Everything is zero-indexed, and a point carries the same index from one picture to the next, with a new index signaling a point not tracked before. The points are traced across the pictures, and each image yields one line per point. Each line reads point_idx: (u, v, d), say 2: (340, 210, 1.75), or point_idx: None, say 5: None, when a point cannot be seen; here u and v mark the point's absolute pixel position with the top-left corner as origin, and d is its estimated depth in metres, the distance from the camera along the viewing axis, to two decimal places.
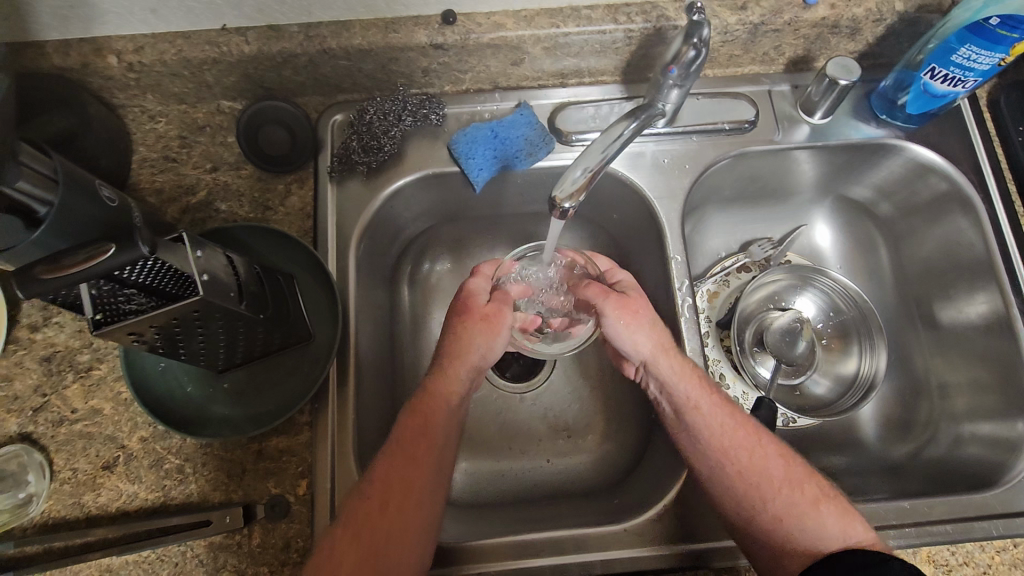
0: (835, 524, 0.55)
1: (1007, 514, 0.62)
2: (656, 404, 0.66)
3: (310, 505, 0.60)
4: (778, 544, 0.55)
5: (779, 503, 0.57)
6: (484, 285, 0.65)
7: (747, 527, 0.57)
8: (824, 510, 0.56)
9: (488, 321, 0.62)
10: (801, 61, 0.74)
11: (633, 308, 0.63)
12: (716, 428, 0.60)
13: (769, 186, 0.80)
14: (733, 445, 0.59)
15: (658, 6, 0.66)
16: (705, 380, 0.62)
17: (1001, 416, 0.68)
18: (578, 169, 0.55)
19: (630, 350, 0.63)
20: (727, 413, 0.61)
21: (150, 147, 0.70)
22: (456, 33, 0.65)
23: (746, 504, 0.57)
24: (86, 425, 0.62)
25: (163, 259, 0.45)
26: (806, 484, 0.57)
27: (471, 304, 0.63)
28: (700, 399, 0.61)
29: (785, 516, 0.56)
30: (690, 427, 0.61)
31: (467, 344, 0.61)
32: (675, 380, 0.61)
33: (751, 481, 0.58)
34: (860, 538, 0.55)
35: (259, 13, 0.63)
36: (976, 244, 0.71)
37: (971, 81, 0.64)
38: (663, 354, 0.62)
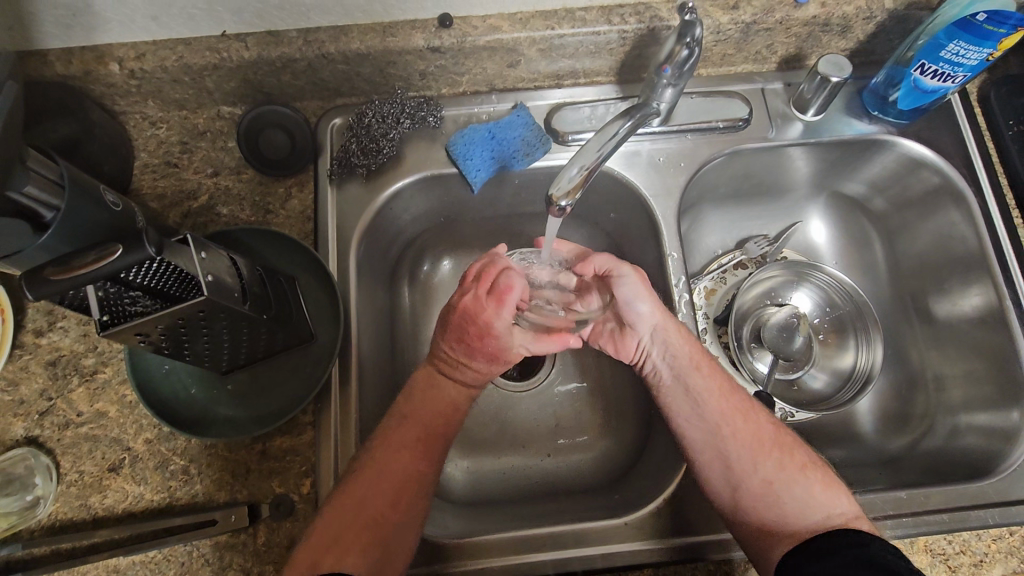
0: (821, 491, 0.57)
1: (1003, 503, 0.62)
2: (650, 374, 0.67)
3: (314, 504, 0.61)
4: (768, 507, 0.58)
5: (769, 466, 0.59)
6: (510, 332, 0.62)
7: (737, 492, 0.59)
8: (812, 475, 0.59)
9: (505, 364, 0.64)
10: (793, 59, 0.75)
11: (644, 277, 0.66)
12: (713, 390, 0.63)
13: (764, 183, 0.81)
14: (729, 408, 0.62)
15: (651, 7, 0.67)
16: (703, 347, 0.66)
17: (995, 406, 0.69)
18: (574, 168, 0.55)
19: (642, 317, 0.65)
20: (723, 379, 0.65)
21: (151, 153, 0.71)
22: (452, 36, 0.66)
23: (738, 467, 0.60)
24: (91, 428, 0.63)
25: (169, 260, 0.46)
26: (795, 451, 0.60)
27: (500, 351, 0.62)
28: (701, 362, 0.64)
29: (774, 480, 0.59)
30: (689, 388, 0.64)
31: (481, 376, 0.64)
32: (680, 342, 0.64)
33: (744, 444, 0.61)
34: (845, 509, 0.57)
35: (258, 19, 0.64)
36: (969, 238, 0.72)
37: (960, 76, 0.65)
38: (670, 320, 0.65)
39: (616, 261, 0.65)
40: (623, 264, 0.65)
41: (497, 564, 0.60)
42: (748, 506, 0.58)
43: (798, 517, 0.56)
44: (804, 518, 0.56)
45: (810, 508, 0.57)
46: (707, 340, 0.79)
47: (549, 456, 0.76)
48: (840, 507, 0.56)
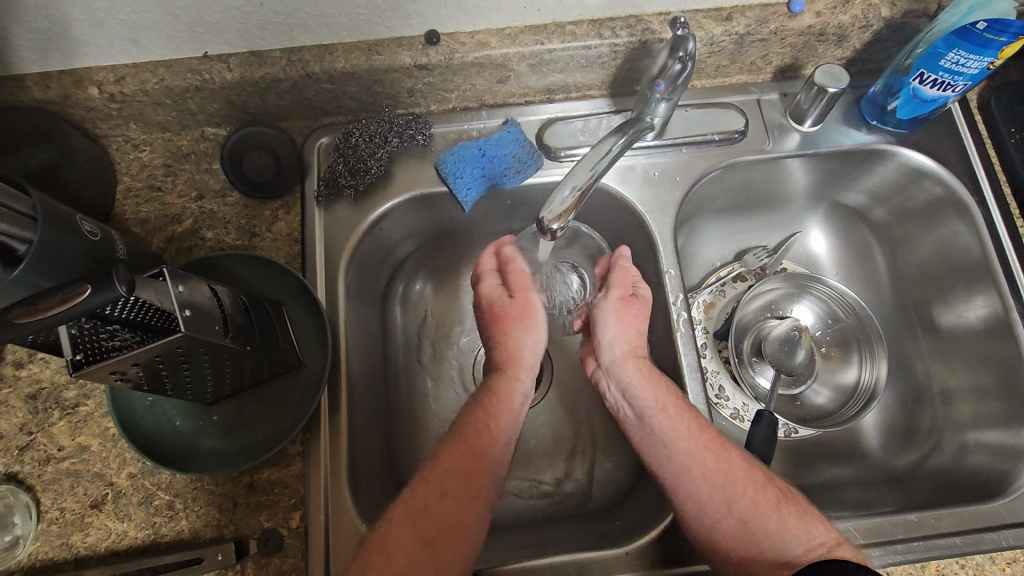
0: (797, 525, 0.55)
1: (1017, 524, 0.60)
2: (615, 411, 0.65)
3: (304, 538, 0.59)
4: (742, 546, 0.55)
5: (743, 504, 0.56)
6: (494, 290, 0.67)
7: (709, 534, 0.56)
8: (786, 510, 0.56)
9: (519, 318, 0.65)
10: (788, 69, 0.74)
11: (633, 310, 0.65)
12: (680, 429, 0.59)
13: (761, 194, 0.80)
14: (697, 449, 0.58)
15: (643, 20, 0.65)
16: (668, 385, 0.62)
17: (1005, 424, 0.67)
18: (567, 188, 0.54)
19: (604, 345, 0.65)
20: (691, 417, 0.60)
21: (134, 176, 0.69)
22: (439, 53, 0.64)
23: (710, 508, 0.56)
24: (73, 463, 0.61)
25: (141, 297, 0.44)
26: (767, 485, 0.57)
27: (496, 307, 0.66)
28: (665, 401, 0.61)
29: (750, 518, 0.56)
30: (653, 429, 0.60)
31: (509, 347, 0.65)
32: (639, 381, 0.62)
33: (716, 485, 0.57)
34: (824, 540, 0.55)
35: (240, 39, 0.62)
36: (973, 248, 0.70)
37: (960, 85, 0.64)
38: (632, 358, 0.64)
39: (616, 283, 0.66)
40: (613, 292, 0.65)
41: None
42: (723, 545, 0.55)
43: (775, 552, 0.54)
44: (781, 553, 0.54)
45: (786, 541, 0.54)
46: (707, 355, 0.78)
47: (547, 479, 0.74)
48: (817, 537, 0.55)
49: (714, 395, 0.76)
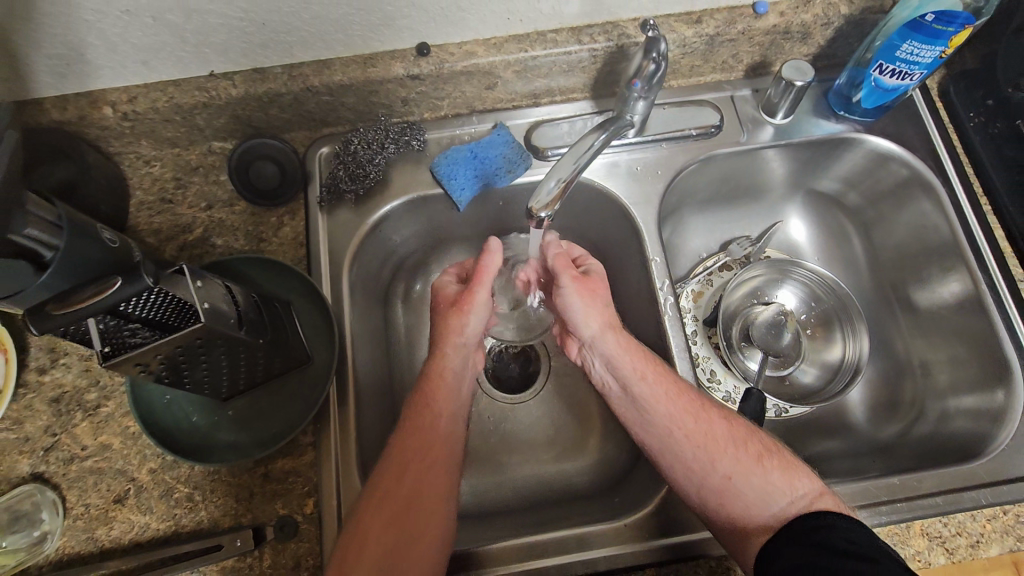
0: (780, 478, 0.58)
1: (996, 482, 0.62)
2: (602, 385, 0.69)
3: (318, 523, 0.61)
4: (731, 503, 0.58)
5: (727, 462, 0.59)
6: (450, 283, 0.71)
7: (701, 495, 0.59)
8: (768, 463, 0.59)
9: (458, 306, 0.68)
10: (758, 66, 0.78)
11: (588, 284, 0.67)
12: (660, 392, 0.63)
13: (741, 185, 0.84)
14: (677, 411, 0.62)
15: (619, 26, 0.70)
16: (646, 353, 0.66)
17: (982, 387, 0.70)
18: (552, 180, 0.58)
19: (580, 323, 0.67)
20: (669, 380, 0.64)
21: (147, 190, 0.74)
22: (430, 63, 0.69)
23: (697, 469, 0.60)
24: (96, 461, 0.64)
25: (168, 290, 0.48)
26: (750, 441, 0.61)
27: (445, 297, 0.70)
28: (643, 368, 0.64)
29: (734, 474, 0.59)
30: (635, 396, 0.64)
31: (449, 331, 0.67)
32: (618, 352, 0.65)
33: (698, 445, 0.60)
34: (806, 490, 0.57)
35: (244, 57, 0.67)
36: (941, 226, 0.74)
37: (917, 73, 0.68)
38: (610, 331, 0.66)
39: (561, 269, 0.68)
40: (564, 274, 0.68)
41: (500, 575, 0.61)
42: (711, 504, 0.58)
43: (761, 507, 0.57)
44: (767, 508, 0.57)
45: (768, 496, 0.57)
46: (697, 341, 0.82)
47: (549, 465, 0.77)
48: (800, 488, 0.57)
49: (707, 379, 0.79)
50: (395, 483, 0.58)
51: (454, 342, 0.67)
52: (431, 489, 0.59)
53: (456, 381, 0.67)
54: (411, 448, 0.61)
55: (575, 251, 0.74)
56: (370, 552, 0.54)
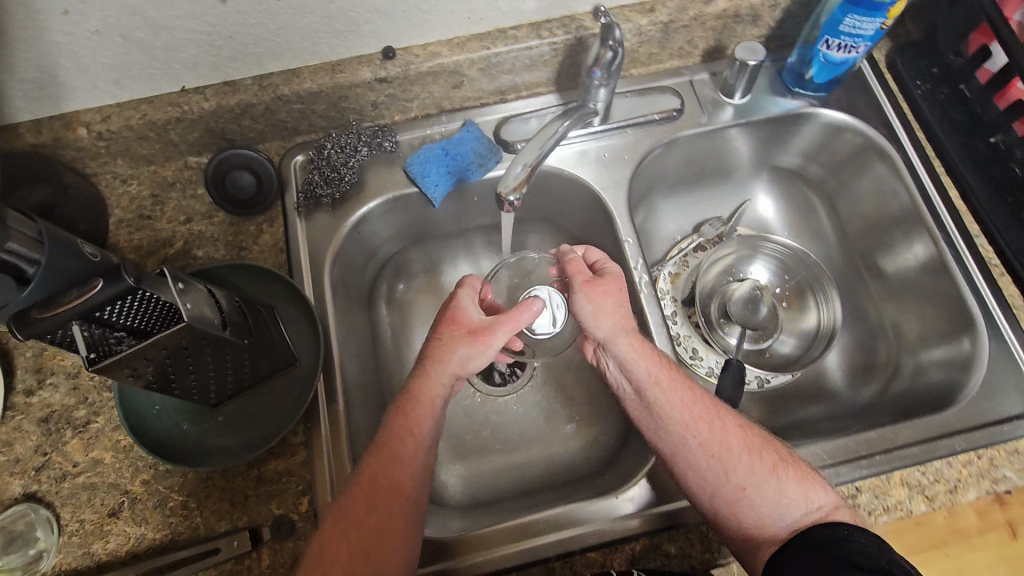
0: (796, 489, 0.58)
1: (967, 429, 0.64)
2: (615, 387, 0.68)
3: (314, 520, 0.62)
4: (743, 512, 0.58)
5: (740, 471, 0.59)
6: (469, 308, 0.64)
7: (712, 502, 0.59)
8: (783, 474, 0.59)
9: (473, 336, 0.62)
10: (714, 51, 0.81)
11: (600, 287, 0.65)
12: (676, 397, 0.63)
13: (707, 166, 0.87)
14: (693, 418, 0.62)
15: (576, 19, 0.73)
16: (662, 357, 0.64)
17: (949, 339, 0.72)
18: (518, 166, 0.60)
19: (591, 325, 0.65)
20: (685, 387, 0.63)
21: (125, 208, 0.75)
22: (396, 65, 0.71)
23: (708, 475, 0.59)
24: (88, 476, 0.64)
25: (153, 293, 0.49)
26: (765, 451, 0.60)
27: (459, 316, 0.64)
28: (659, 374, 0.63)
29: (747, 485, 0.58)
30: (649, 402, 0.63)
31: (450, 356, 0.62)
32: (633, 356, 0.63)
33: (712, 453, 0.60)
34: (822, 502, 0.57)
35: (214, 71, 0.68)
36: (898, 191, 0.77)
37: (862, 46, 0.71)
38: (624, 335, 0.64)
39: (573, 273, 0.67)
40: (576, 278, 0.67)
41: (496, 557, 0.62)
42: (722, 511, 0.58)
43: (775, 518, 0.57)
44: (780, 519, 0.57)
45: (782, 508, 0.57)
46: (678, 321, 0.83)
47: (541, 451, 0.78)
48: (815, 501, 0.57)
49: (689, 357, 0.81)
50: (370, 480, 0.58)
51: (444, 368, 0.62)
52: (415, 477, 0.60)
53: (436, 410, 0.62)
54: (383, 448, 0.60)
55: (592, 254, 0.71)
56: (344, 547, 0.55)
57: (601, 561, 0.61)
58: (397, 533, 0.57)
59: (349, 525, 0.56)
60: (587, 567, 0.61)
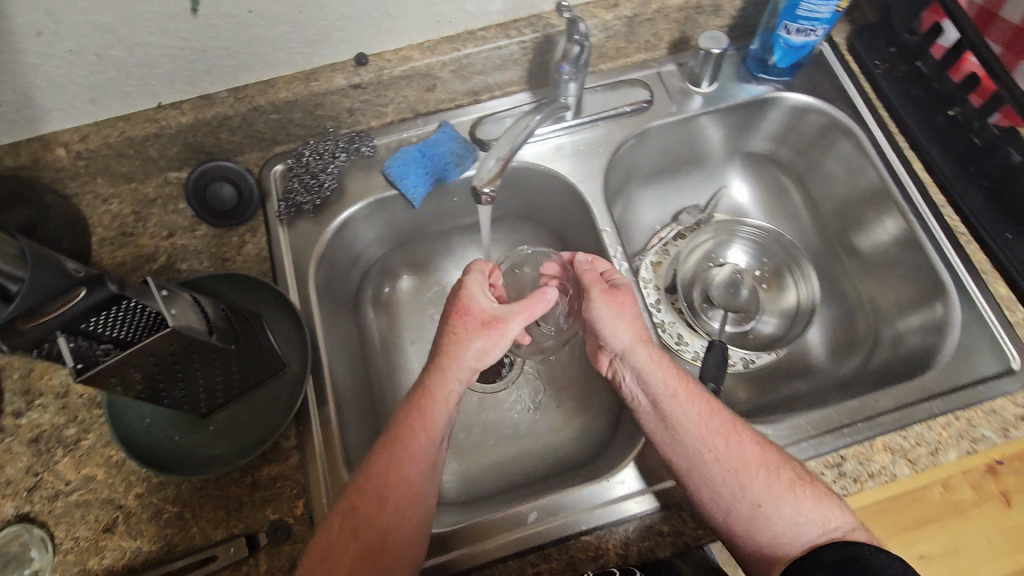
0: (813, 508, 0.57)
1: (944, 391, 0.66)
2: (630, 400, 0.67)
3: (310, 522, 0.62)
4: (757, 529, 0.57)
5: (756, 488, 0.58)
6: (481, 297, 0.65)
7: (726, 517, 0.58)
8: (801, 492, 0.57)
9: (488, 327, 0.63)
10: (680, 42, 0.83)
11: (619, 296, 0.67)
12: (695, 410, 0.62)
13: (681, 155, 0.89)
14: (711, 432, 0.61)
15: (542, 17, 0.75)
16: (678, 370, 0.65)
17: (923, 305, 0.74)
18: (492, 159, 0.61)
19: (611, 334, 0.66)
20: (703, 401, 0.63)
21: (107, 227, 0.75)
22: (369, 71, 0.73)
23: (724, 491, 0.59)
24: (81, 494, 0.64)
25: (141, 302, 0.51)
26: (783, 469, 0.59)
27: (472, 308, 0.65)
28: (675, 387, 0.64)
29: (763, 502, 0.58)
30: (666, 414, 0.63)
31: (461, 347, 0.63)
32: (650, 366, 0.64)
33: (727, 467, 0.59)
34: (838, 523, 0.56)
35: (190, 86, 0.70)
36: (864, 167, 0.79)
37: (820, 29, 0.73)
38: (642, 344, 0.65)
39: (591, 283, 0.68)
40: (594, 286, 0.68)
41: (496, 546, 0.62)
42: (736, 528, 0.58)
43: (791, 537, 0.56)
44: (795, 539, 0.56)
45: (799, 527, 0.56)
46: (661, 309, 0.84)
47: (534, 443, 0.79)
48: (832, 521, 0.56)
49: (675, 342, 0.81)
50: (376, 476, 0.58)
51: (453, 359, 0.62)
52: (416, 467, 0.59)
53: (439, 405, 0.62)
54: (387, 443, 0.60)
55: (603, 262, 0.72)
56: (350, 547, 0.55)
57: (597, 544, 0.61)
58: (400, 524, 0.57)
59: (351, 518, 0.56)
60: (582, 551, 0.61)
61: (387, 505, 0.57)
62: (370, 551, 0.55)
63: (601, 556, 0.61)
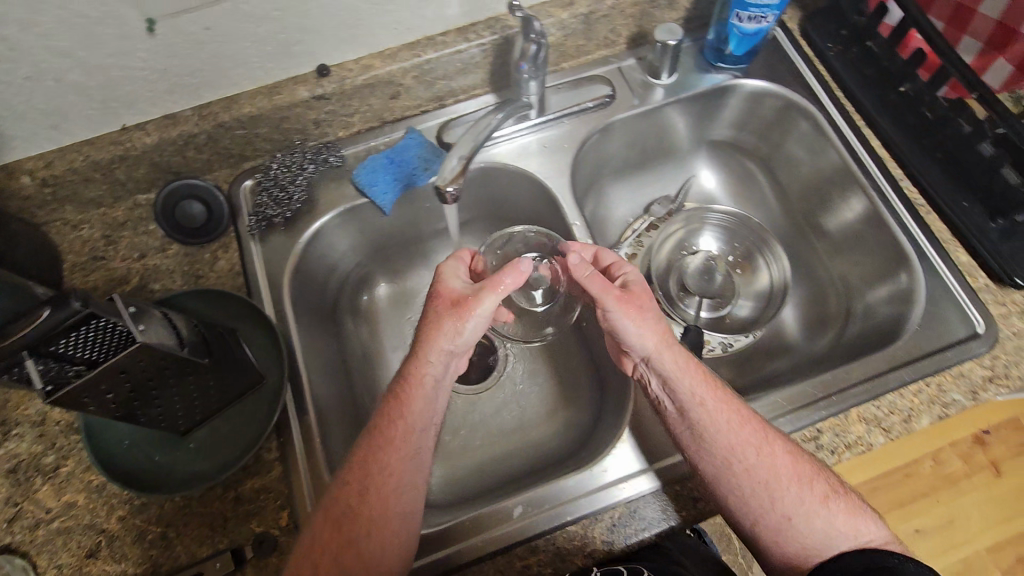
0: (844, 521, 0.58)
1: (914, 359, 0.67)
2: (654, 404, 0.66)
3: (296, 532, 0.62)
4: (786, 540, 0.59)
5: (788, 502, 0.59)
6: (451, 280, 0.66)
7: (755, 526, 0.59)
8: (835, 505, 0.59)
9: (457, 306, 0.63)
10: (638, 36, 0.85)
11: (635, 301, 0.64)
12: (729, 421, 0.61)
13: (648, 148, 0.90)
14: (744, 444, 0.60)
15: (500, 20, 0.76)
16: (708, 378, 0.64)
17: (889, 277, 0.76)
18: (455, 158, 0.63)
19: (634, 342, 0.64)
20: (735, 408, 0.62)
21: (78, 252, 0.75)
22: (332, 82, 0.73)
23: (754, 503, 0.59)
24: (62, 521, 0.63)
25: (110, 318, 0.50)
26: (815, 482, 0.59)
27: (445, 292, 0.65)
28: (705, 397, 0.62)
29: (793, 515, 0.58)
30: (694, 423, 0.62)
31: (427, 327, 0.63)
32: (677, 375, 0.63)
33: (758, 478, 0.59)
34: (866, 537, 0.58)
35: (153, 106, 0.70)
36: (823, 147, 0.81)
37: (770, 15, 0.74)
38: (666, 349, 0.63)
39: (601, 294, 0.64)
40: (607, 296, 0.63)
41: (489, 541, 0.62)
42: (763, 537, 0.59)
43: (820, 547, 0.58)
44: (824, 549, 0.58)
45: (832, 539, 0.58)
46: None
47: (520, 440, 0.79)
48: (863, 535, 0.58)
49: None
50: (360, 467, 0.59)
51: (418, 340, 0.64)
52: (396, 456, 0.60)
53: (407, 391, 0.62)
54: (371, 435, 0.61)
55: (607, 258, 0.70)
56: (334, 541, 0.56)
57: (583, 534, 0.62)
58: (385, 513, 0.58)
59: (335, 509, 0.57)
60: (569, 541, 0.62)
61: (370, 495, 0.58)
62: (348, 543, 0.56)
63: (587, 546, 0.61)
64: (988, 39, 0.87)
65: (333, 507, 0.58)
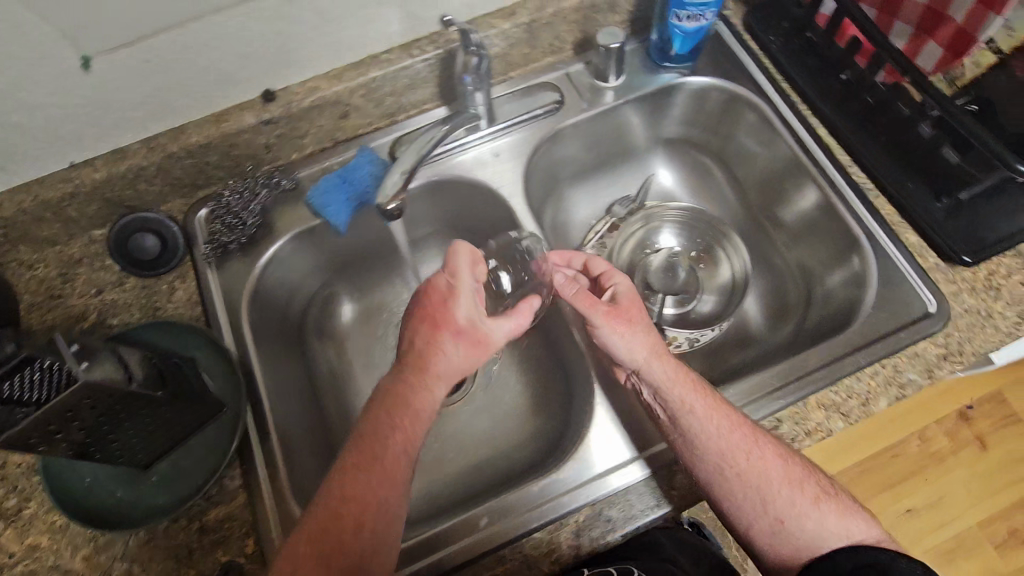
0: (836, 522, 0.58)
1: (870, 342, 0.67)
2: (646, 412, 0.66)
3: (262, 559, 0.62)
4: (781, 543, 0.58)
5: (780, 505, 0.58)
6: (469, 302, 0.61)
7: (748, 527, 0.60)
8: (826, 507, 0.58)
9: (478, 346, 0.61)
10: (584, 41, 0.85)
11: (621, 314, 0.65)
12: (721, 429, 0.60)
13: (603, 150, 0.90)
14: (736, 452, 0.59)
15: (443, 34, 0.77)
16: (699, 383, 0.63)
17: (844, 262, 0.76)
18: (397, 173, 0.70)
19: (624, 356, 0.64)
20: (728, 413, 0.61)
21: (34, 292, 0.75)
22: (278, 106, 0.74)
23: (748, 506, 0.59)
24: (26, 564, 0.62)
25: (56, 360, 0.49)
26: (807, 483, 0.59)
27: (461, 324, 0.60)
28: (696, 403, 0.61)
29: (787, 517, 0.58)
30: (684, 432, 0.61)
31: (439, 362, 0.59)
32: (667, 384, 0.62)
33: (749, 483, 0.58)
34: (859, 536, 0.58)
35: (99, 142, 0.70)
36: (772, 138, 0.82)
37: (708, 13, 0.75)
38: (657, 360, 0.63)
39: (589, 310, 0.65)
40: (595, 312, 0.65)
41: (465, 548, 0.62)
42: (758, 540, 0.59)
43: (815, 548, 0.57)
44: (818, 550, 0.57)
45: (825, 540, 0.57)
46: None
47: (491, 450, 0.79)
48: (858, 534, 0.58)
49: None
50: (354, 494, 0.53)
51: (430, 370, 0.59)
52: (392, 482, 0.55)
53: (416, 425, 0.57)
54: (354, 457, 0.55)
55: (598, 266, 0.72)
56: None
57: (550, 539, 0.61)
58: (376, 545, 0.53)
59: (321, 542, 0.52)
60: (537, 548, 0.61)
61: (365, 527, 0.53)
62: (337, 544, 0.52)
63: (554, 553, 0.61)
64: (920, 22, 0.79)
65: (321, 540, 0.52)
